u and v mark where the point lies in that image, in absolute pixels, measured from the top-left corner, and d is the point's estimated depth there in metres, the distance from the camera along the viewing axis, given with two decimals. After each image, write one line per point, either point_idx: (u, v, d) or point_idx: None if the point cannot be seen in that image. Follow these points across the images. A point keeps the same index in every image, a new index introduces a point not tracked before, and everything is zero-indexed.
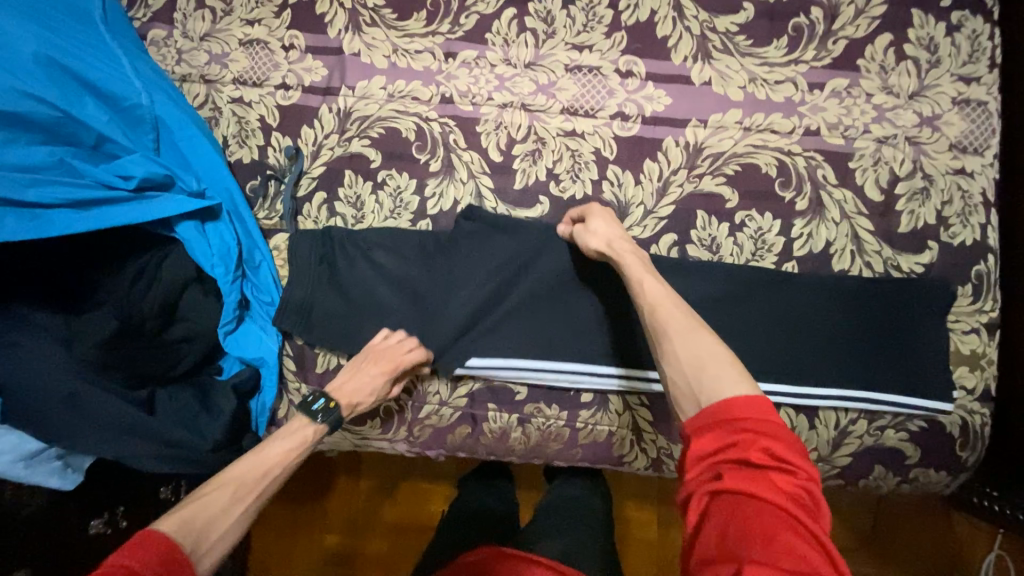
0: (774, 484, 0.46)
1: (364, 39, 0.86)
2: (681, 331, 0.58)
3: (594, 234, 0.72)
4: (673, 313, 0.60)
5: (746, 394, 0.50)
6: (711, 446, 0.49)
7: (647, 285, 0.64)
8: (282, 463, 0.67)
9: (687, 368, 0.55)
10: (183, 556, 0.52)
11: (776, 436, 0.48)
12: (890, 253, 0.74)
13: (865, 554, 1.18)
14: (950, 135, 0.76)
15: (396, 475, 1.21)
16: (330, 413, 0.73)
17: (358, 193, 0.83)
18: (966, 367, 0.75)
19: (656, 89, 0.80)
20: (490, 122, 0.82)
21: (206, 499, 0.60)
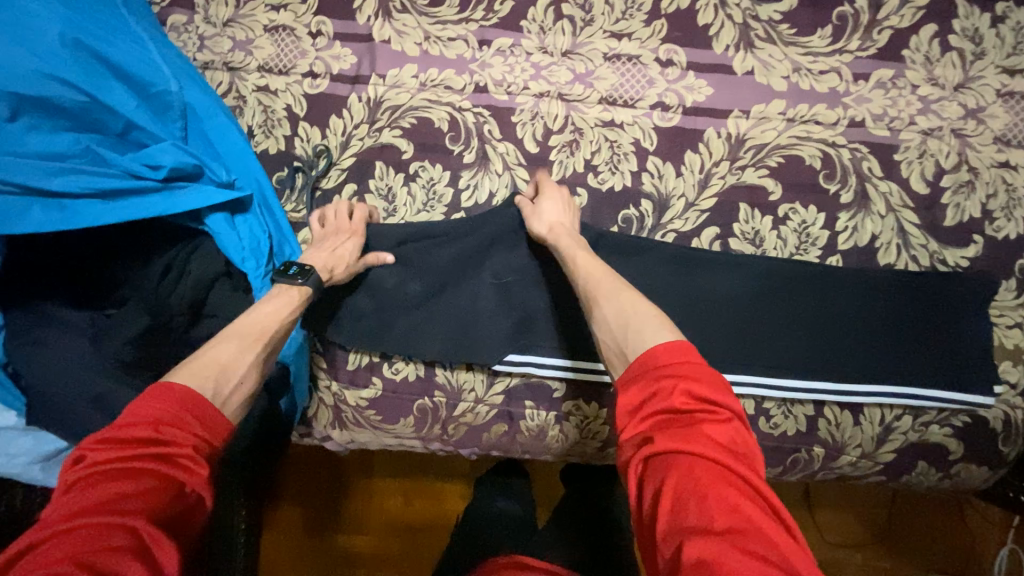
0: (705, 433, 0.44)
1: (394, 26, 0.83)
2: (606, 295, 0.60)
3: (539, 217, 0.73)
4: (602, 280, 0.62)
5: (666, 342, 0.50)
6: (642, 399, 0.48)
7: (581, 258, 0.66)
8: (278, 322, 0.62)
9: (615, 329, 0.56)
10: (204, 399, 0.49)
11: (703, 383, 0.48)
12: (936, 247, 0.73)
13: (883, 549, 1.18)
14: (994, 128, 0.75)
15: (415, 472, 1.19)
16: (308, 275, 0.67)
17: (390, 185, 0.81)
18: (1010, 362, 0.74)
19: (697, 79, 0.78)
20: (526, 112, 0.80)
21: (212, 354, 0.54)
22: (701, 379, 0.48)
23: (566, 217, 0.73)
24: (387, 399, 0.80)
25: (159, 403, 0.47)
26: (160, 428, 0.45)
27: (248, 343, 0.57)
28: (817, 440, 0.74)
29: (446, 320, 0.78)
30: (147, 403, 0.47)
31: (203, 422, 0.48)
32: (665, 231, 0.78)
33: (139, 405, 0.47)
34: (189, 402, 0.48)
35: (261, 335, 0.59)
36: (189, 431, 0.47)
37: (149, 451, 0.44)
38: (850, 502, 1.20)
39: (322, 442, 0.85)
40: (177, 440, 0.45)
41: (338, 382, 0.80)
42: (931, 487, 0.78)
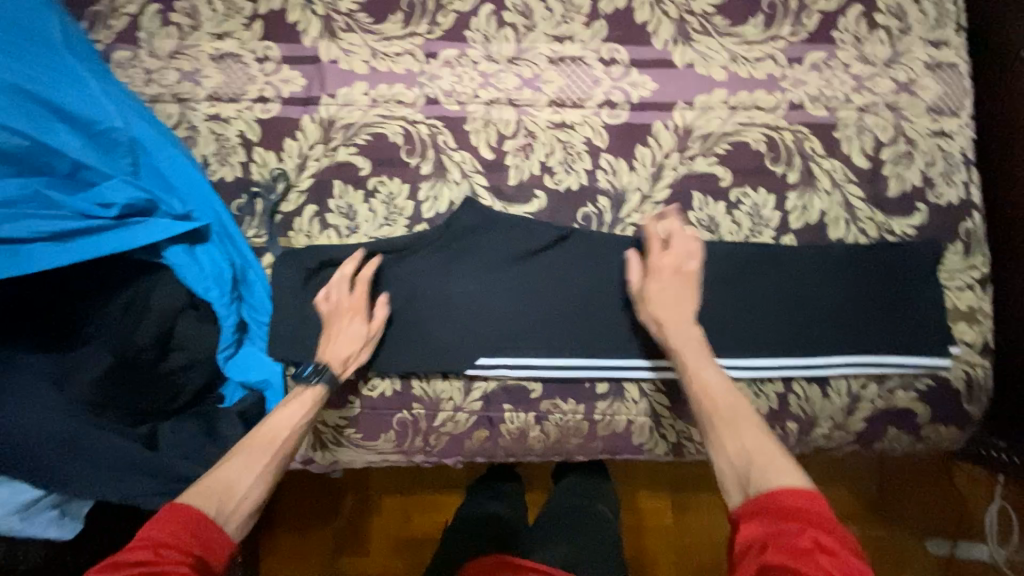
0: (821, 565, 0.46)
1: (341, 46, 0.84)
2: (727, 420, 0.62)
3: (654, 308, 0.72)
4: (723, 395, 0.64)
5: (795, 487, 0.53)
6: (765, 526, 0.51)
7: (707, 373, 0.66)
8: (289, 430, 0.67)
9: (736, 459, 0.59)
10: (206, 517, 0.56)
11: (829, 530, 0.49)
12: (883, 218, 0.76)
13: (876, 518, 1.21)
14: (926, 99, 0.78)
15: (408, 487, 1.19)
16: (323, 372, 0.71)
17: (349, 203, 0.81)
18: (965, 322, 0.76)
19: (640, 75, 0.80)
20: (478, 120, 0.81)
21: (224, 471, 0.61)
22: (828, 529, 0.49)
23: (687, 315, 0.71)
24: (365, 416, 0.79)
25: (163, 526, 0.53)
26: (165, 552, 0.51)
27: (256, 458, 0.63)
28: (790, 415, 0.76)
29: (417, 332, 0.78)
30: (157, 525, 0.53)
31: (202, 543, 0.54)
32: (624, 226, 0.79)
33: (146, 530, 0.53)
34: (192, 522, 0.54)
35: (271, 448, 0.65)
36: (188, 551, 0.52)
37: (150, 572, 0.49)
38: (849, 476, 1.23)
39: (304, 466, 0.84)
40: (172, 560, 0.51)
41: None
42: (906, 451, 0.79)
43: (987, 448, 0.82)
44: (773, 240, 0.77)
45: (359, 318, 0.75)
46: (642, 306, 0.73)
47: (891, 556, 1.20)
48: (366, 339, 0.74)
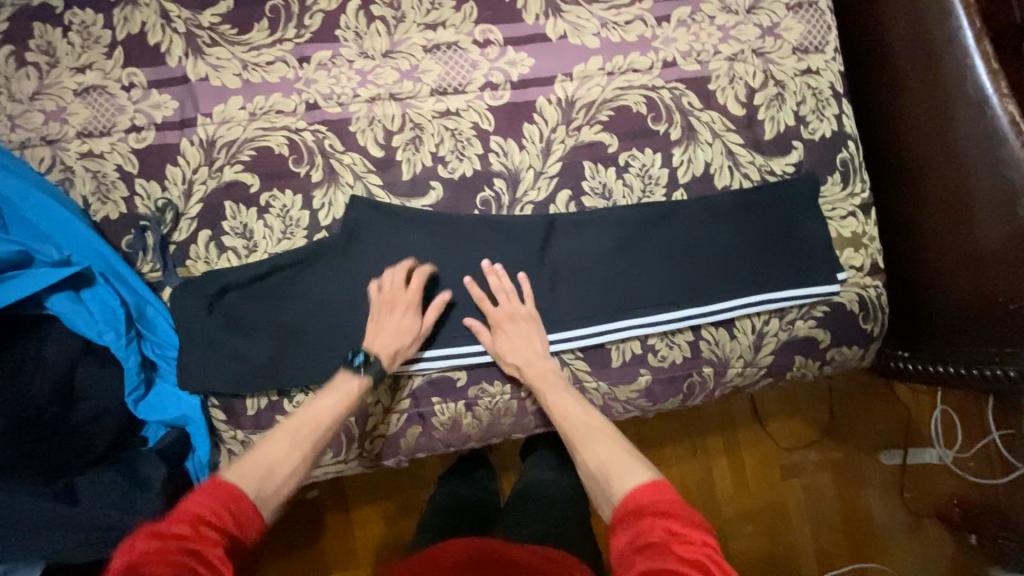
0: (676, 555, 0.49)
1: (209, 62, 0.81)
2: (587, 437, 0.68)
3: (509, 354, 0.75)
4: (580, 418, 0.70)
5: (644, 484, 0.58)
6: (629, 540, 0.53)
7: (560, 402, 0.72)
8: (331, 418, 0.69)
9: (598, 476, 0.64)
10: (249, 506, 0.57)
11: (677, 515, 0.53)
12: (763, 161, 0.79)
13: (830, 440, 1.34)
14: (791, 40, 0.80)
15: (382, 493, 1.20)
16: (372, 363, 0.72)
17: (244, 222, 0.80)
18: (852, 248, 0.80)
19: (517, 53, 0.80)
20: (363, 120, 0.80)
21: (261, 453, 0.63)
22: (675, 511, 0.54)
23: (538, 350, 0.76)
24: None
25: (201, 502, 0.54)
26: (197, 526, 0.51)
27: (297, 439, 0.66)
28: (704, 361, 0.79)
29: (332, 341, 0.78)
30: (201, 498, 0.54)
31: (237, 520, 0.55)
32: (523, 205, 0.80)
33: (187, 506, 0.53)
34: (232, 496, 0.56)
35: (313, 431, 0.67)
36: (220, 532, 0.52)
37: (184, 548, 0.49)
38: (798, 405, 1.35)
39: None
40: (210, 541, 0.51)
41: (241, 429, 0.79)
42: (819, 376, 0.84)
43: (897, 360, 0.91)
44: (666, 198, 0.79)
45: (412, 311, 0.75)
46: (499, 355, 0.76)
47: (843, 468, 1.34)
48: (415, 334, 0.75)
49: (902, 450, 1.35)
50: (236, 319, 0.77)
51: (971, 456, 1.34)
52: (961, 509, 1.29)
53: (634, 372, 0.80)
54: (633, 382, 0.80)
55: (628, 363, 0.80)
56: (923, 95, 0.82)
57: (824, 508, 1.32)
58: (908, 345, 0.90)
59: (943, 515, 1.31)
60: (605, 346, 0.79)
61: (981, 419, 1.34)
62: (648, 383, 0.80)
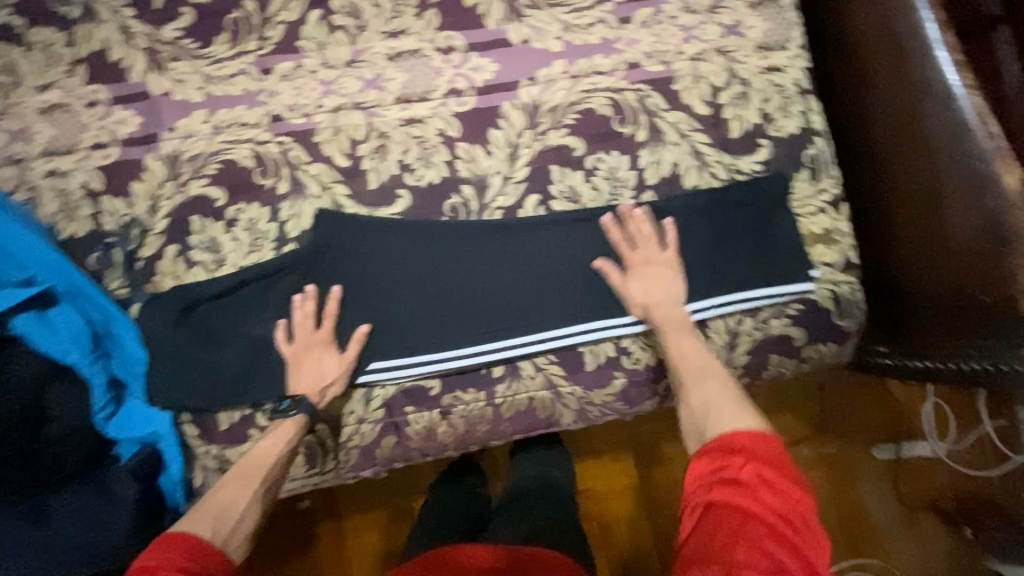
0: (763, 500, 0.51)
1: (172, 77, 0.81)
2: (699, 378, 0.66)
3: (633, 297, 0.75)
4: (691, 361, 0.69)
5: (745, 430, 0.57)
6: (708, 467, 0.55)
7: (685, 342, 0.71)
8: (275, 457, 0.71)
9: (705, 412, 0.62)
10: (205, 545, 0.59)
11: (769, 463, 0.54)
12: (730, 159, 0.79)
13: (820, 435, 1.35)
14: (753, 38, 0.80)
15: (372, 502, 1.19)
16: (299, 404, 0.74)
17: (211, 236, 0.79)
18: (824, 244, 0.80)
19: (480, 58, 0.80)
20: (328, 130, 0.80)
21: (213, 498, 0.65)
22: (776, 462, 0.54)
23: (658, 294, 0.75)
24: None
25: (149, 555, 0.57)
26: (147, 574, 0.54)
27: (244, 481, 0.68)
28: None
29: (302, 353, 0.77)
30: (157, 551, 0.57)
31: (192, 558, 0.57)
32: (491, 210, 0.80)
33: (143, 557, 0.57)
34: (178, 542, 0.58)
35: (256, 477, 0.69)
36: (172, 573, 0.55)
37: None
38: (788, 400, 1.35)
39: None
40: None
41: (215, 444, 0.78)
42: (797, 374, 0.83)
43: (876, 355, 0.91)
44: (634, 200, 0.79)
45: (332, 351, 0.76)
46: (627, 295, 0.76)
47: (835, 463, 1.35)
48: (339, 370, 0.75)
49: (893, 443, 1.35)
50: (205, 334, 0.77)
51: (966, 447, 1.31)
52: (955, 503, 1.28)
53: (608, 376, 0.79)
54: (608, 386, 0.79)
55: (602, 366, 0.79)
56: (884, 90, 0.83)
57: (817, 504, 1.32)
58: (886, 340, 0.90)
59: (937, 507, 1.30)
60: (579, 351, 0.79)
61: (975, 411, 1.31)
62: (623, 386, 0.79)
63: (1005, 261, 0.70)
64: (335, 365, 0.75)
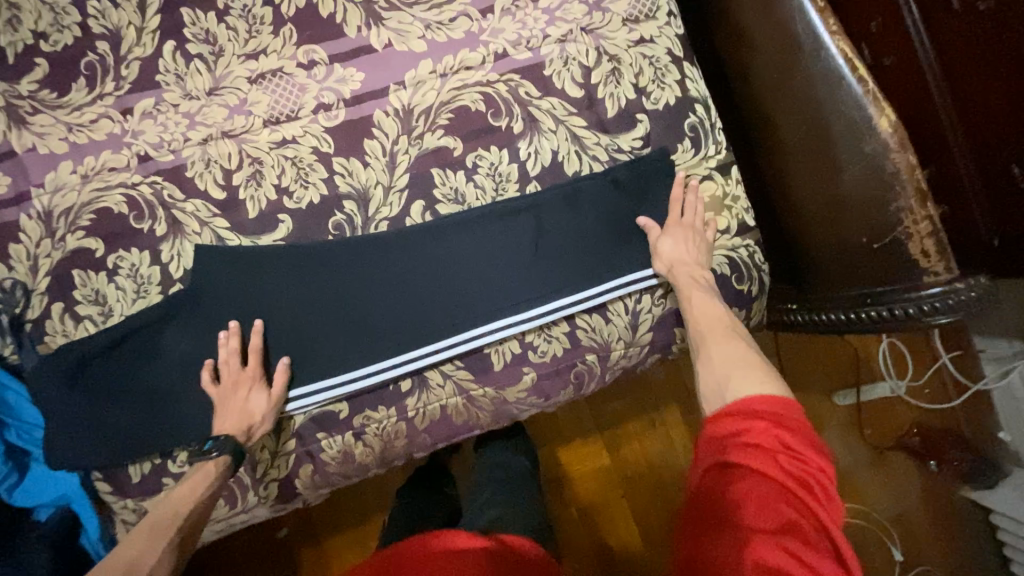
0: (780, 464, 0.48)
1: (32, 131, 0.78)
2: (716, 338, 0.66)
3: (662, 254, 0.75)
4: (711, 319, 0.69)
5: (767, 396, 0.54)
6: (724, 428, 0.53)
7: (701, 303, 0.70)
8: (192, 504, 0.67)
9: (722, 372, 0.62)
10: None
11: (791, 428, 0.51)
12: (609, 140, 0.78)
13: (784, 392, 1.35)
14: (620, 11, 0.78)
15: (341, 523, 1.18)
16: (224, 444, 0.70)
17: (96, 288, 0.77)
18: (715, 212, 0.80)
19: (345, 69, 0.78)
20: (198, 163, 0.77)
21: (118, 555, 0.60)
22: (795, 429, 0.51)
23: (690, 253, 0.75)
24: None
25: None
26: None
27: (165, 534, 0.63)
28: (585, 349, 0.79)
29: (203, 393, 0.76)
30: None
31: None
32: (377, 223, 0.78)
33: None
34: None
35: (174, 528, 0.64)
36: None
37: None
38: None
39: None
40: None
41: (131, 498, 0.77)
42: None
43: (786, 314, 0.87)
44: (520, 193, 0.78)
45: (259, 390, 0.74)
46: (658, 254, 0.75)
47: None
48: (267, 409, 0.73)
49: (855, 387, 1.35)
50: (100, 389, 0.75)
51: (925, 382, 1.35)
52: (921, 437, 1.32)
53: (517, 373, 0.79)
54: (518, 383, 0.79)
55: (510, 365, 0.79)
56: (765, 41, 0.79)
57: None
58: (794, 297, 0.86)
59: (906, 444, 1.33)
60: (484, 352, 0.79)
61: (929, 345, 1.35)
62: (534, 381, 0.79)
63: (891, 207, 0.73)
64: (265, 400, 0.74)
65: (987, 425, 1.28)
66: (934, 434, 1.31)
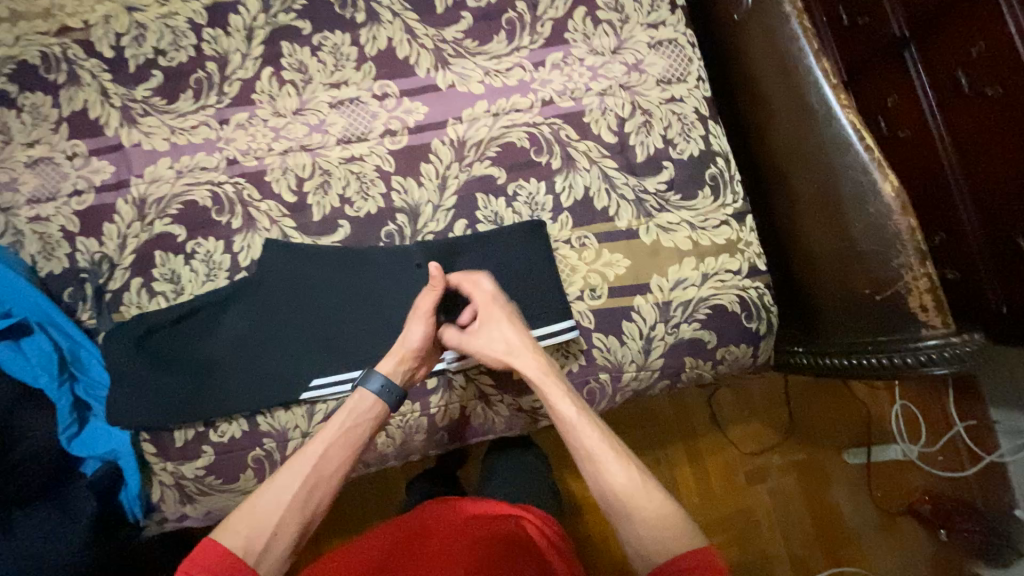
0: None
1: (141, 130, 0.92)
2: (605, 462, 0.67)
3: (491, 354, 0.76)
4: (614, 471, 0.66)
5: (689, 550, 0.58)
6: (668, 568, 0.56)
7: (575, 422, 0.70)
8: (333, 464, 0.69)
9: (619, 509, 0.64)
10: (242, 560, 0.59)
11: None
12: (637, 181, 0.87)
13: (790, 442, 1.36)
14: (655, 73, 0.90)
15: (352, 521, 1.26)
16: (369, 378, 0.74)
17: (172, 269, 0.88)
18: (728, 254, 0.87)
19: (412, 103, 0.90)
20: (277, 170, 0.89)
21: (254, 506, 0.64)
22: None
23: (532, 360, 0.75)
24: (220, 462, 0.85)
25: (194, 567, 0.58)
26: None
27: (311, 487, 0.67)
28: (598, 368, 0.84)
29: (250, 371, 0.84)
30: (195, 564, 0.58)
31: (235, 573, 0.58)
32: (423, 235, 0.88)
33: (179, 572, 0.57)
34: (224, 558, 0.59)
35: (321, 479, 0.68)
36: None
37: None
38: (752, 410, 1.37)
39: (181, 522, 0.88)
40: None
41: (171, 461, 0.85)
42: (716, 375, 0.89)
43: (793, 357, 0.93)
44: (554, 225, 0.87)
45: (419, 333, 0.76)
46: (478, 353, 0.76)
47: (809, 469, 1.35)
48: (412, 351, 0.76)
49: (865, 447, 1.36)
50: (161, 358, 0.84)
51: (937, 449, 1.35)
52: (932, 506, 1.31)
53: (534, 383, 0.85)
54: (534, 393, 0.86)
55: (528, 375, 0.86)
56: (783, 108, 0.89)
57: (796, 514, 1.33)
58: (802, 341, 0.93)
59: (915, 511, 1.32)
60: None
61: (944, 413, 1.36)
62: None
63: (892, 262, 0.78)
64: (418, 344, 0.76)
65: (1001, 499, 1.28)
66: (946, 504, 1.31)
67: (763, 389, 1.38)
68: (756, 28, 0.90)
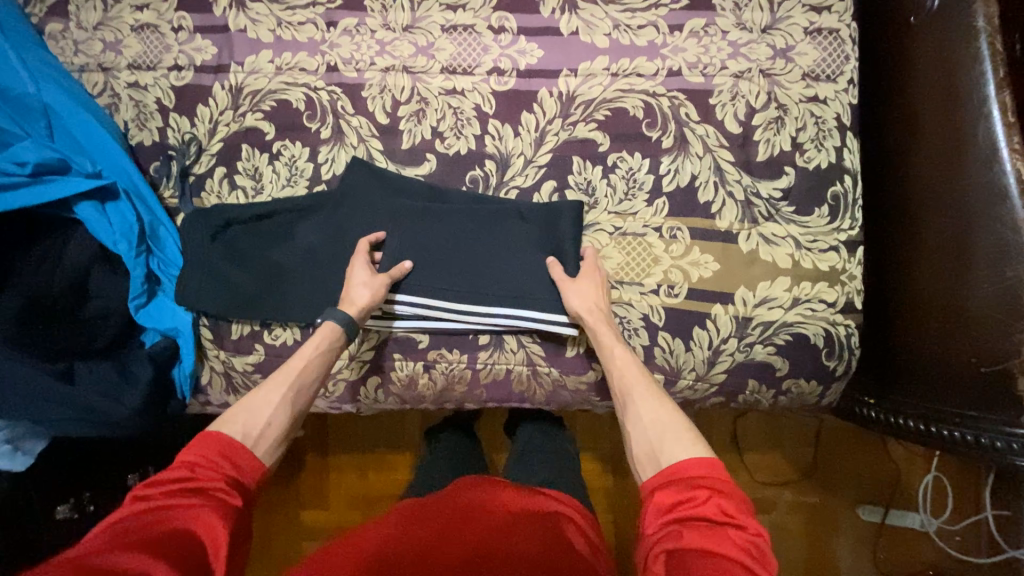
0: (732, 537, 0.51)
1: (248, 16, 0.88)
2: (640, 398, 0.68)
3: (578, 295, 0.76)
4: (629, 375, 0.71)
5: (699, 459, 0.58)
6: (673, 498, 0.56)
7: (617, 361, 0.72)
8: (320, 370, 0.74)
9: (648, 441, 0.64)
10: (237, 444, 0.64)
11: (730, 496, 0.54)
12: (750, 182, 0.79)
13: (807, 482, 1.30)
14: (803, 65, 0.80)
15: (368, 445, 1.31)
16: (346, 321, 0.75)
17: (256, 166, 0.87)
18: (827, 283, 0.79)
19: (528, 43, 0.83)
20: (375, 87, 0.85)
21: (293, 405, 0.71)
22: (728, 492, 0.55)
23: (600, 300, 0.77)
24: (270, 363, 0.87)
25: (197, 450, 0.62)
26: (194, 470, 0.60)
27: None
28: (655, 367, 0.81)
29: (315, 284, 0.84)
30: (197, 448, 0.62)
31: (234, 462, 0.63)
32: (508, 189, 0.84)
33: (184, 453, 0.62)
34: (226, 445, 0.63)
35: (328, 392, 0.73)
36: (222, 467, 0.61)
37: (190, 488, 0.59)
38: (777, 442, 1.31)
39: (222, 408, 0.94)
40: (208, 478, 0.60)
41: (224, 350, 0.88)
42: (774, 404, 0.85)
43: (861, 407, 0.85)
44: (588, 214, 0.82)
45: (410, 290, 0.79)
46: (565, 298, 0.76)
47: (816, 515, 1.29)
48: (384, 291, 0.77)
49: (883, 507, 1.27)
50: (233, 251, 0.86)
51: (958, 529, 1.22)
52: None
53: (585, 365, 0.83)
54: (583, 374, 0.83)
55: (581, 355, 0.83)
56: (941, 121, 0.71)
57: (788, 553, 1.28)
58: (873, 391, 0.84)
59: None
60: (563, 336, 0.83)
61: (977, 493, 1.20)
62: (597, 378, 0.84)
63: (1013, 338, 0.65)
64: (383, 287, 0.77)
65: None
66: None
67: (795, 425, 1.32)
68: (931, 39, 0.72)
